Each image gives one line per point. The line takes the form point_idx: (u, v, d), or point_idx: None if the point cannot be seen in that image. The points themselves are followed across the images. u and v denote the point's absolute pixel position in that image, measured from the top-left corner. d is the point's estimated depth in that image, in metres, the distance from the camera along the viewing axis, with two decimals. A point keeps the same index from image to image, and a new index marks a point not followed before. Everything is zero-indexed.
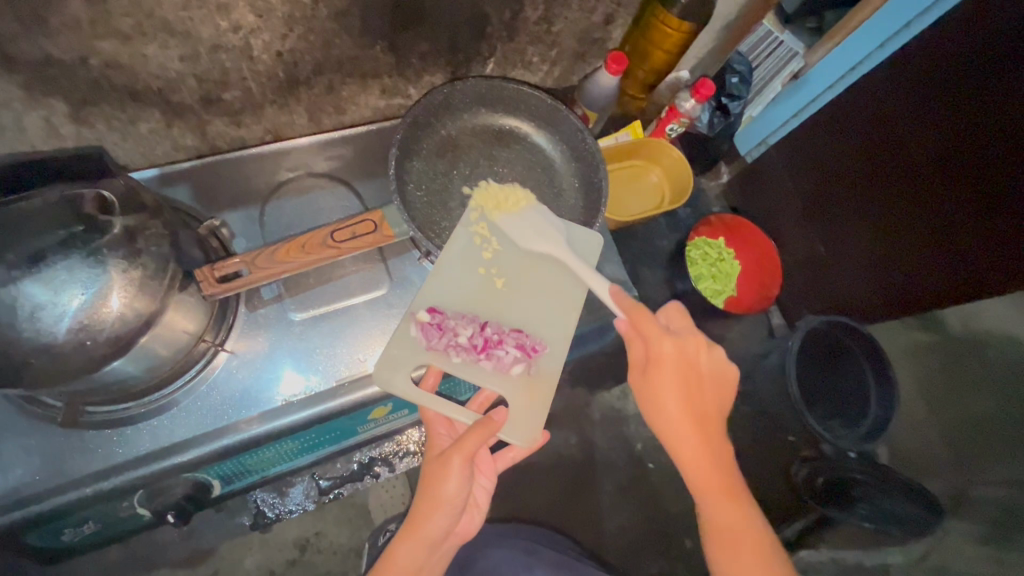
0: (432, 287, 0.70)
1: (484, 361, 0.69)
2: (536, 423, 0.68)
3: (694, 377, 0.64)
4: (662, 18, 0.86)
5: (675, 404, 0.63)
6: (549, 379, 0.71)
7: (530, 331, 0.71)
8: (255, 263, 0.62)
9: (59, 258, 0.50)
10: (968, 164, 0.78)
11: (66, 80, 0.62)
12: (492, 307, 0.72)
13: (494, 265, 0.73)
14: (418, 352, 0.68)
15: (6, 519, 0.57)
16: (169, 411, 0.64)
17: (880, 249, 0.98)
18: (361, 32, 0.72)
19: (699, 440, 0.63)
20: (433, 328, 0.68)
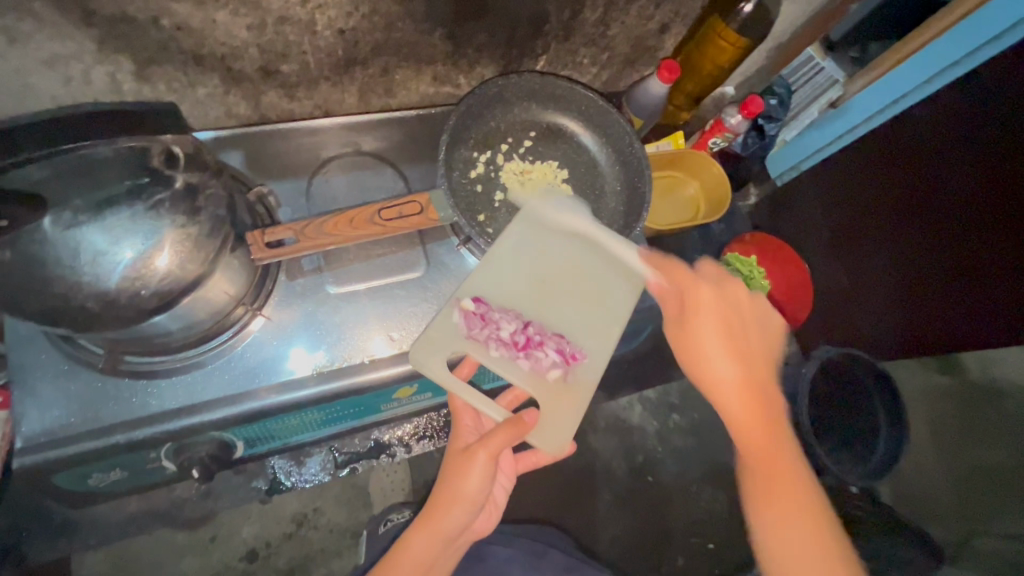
0: (478, 278, 0.71)
1: (521, 359, 0.70)
2: (567, 434, 0.67)
3: (729, 312, 0.66)
4: (718, 30, 0.87)
5: (722, 357, 0.62)
6: (586, 389, 0.70)
7: (571, 337, 0.71)
8: (303, 232, 0.63)
9: (122, 208, 0.51)
10: (986, 230, 0.80)
11: (137, 38, 0.64)
12: (533, 305, 0.72)
13: (535, 269, 0.73)
14: (457, 339, 0.68)
15: (40, 457, 0.59)
16: (203, 368, 0.65)
17: (897, 287, 1.00)
18: (423, 18, 0.73)
19: (753, 411, 0.60)
20: (477, 317, 0.69)
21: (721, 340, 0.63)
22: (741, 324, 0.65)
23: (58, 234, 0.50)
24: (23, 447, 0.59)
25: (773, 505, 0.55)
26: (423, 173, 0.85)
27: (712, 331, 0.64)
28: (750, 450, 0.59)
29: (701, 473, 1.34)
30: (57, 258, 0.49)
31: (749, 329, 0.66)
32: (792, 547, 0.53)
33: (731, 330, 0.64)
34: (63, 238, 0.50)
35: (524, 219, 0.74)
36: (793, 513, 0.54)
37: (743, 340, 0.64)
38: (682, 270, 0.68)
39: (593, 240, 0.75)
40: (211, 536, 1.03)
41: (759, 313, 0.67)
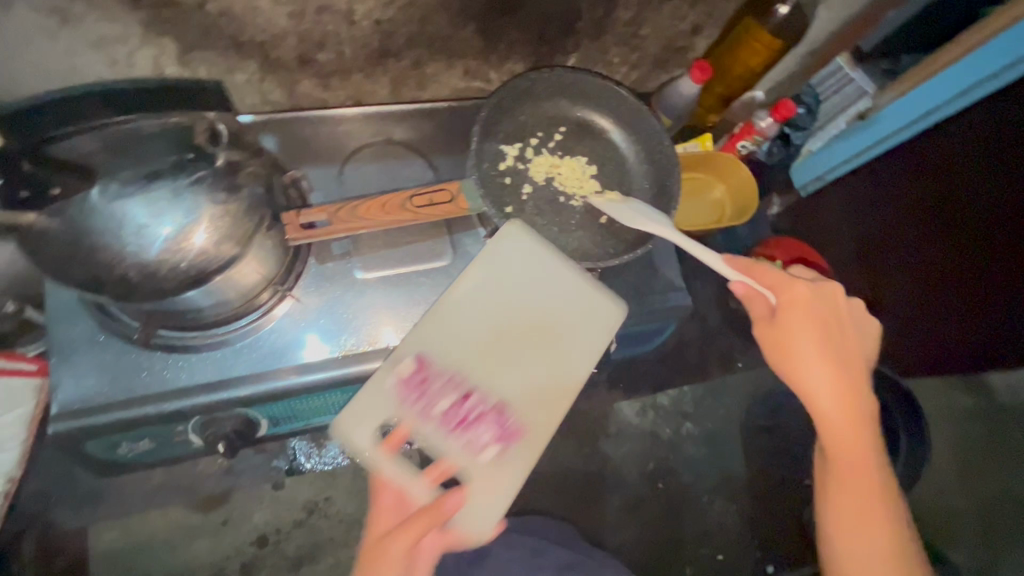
0: (423, 336, 0.68)
1: (455, 436, 0.67)
2: (490, 522, 0.65)
3: (827, 319, 0.64)
4: (751, 32, 0.86)
5: (825, 385, 0.63)
6: (519, 469, 0.67)
7: (514, 408, 0.69)
8: (337, 216, 0.64)
9: (165, 185, 0.53)
10: (991, 261, 0.87)
11: (182, 21, 0.66)
12: (476, 372, 0.69)
13: (489, 329, 0.70)
14: (391, 407, 0.66)
15: (74, 424, 0.61)
16: (232, 345, 0.66)
17: (926, 300, 1.01)
18: (458, 12, 0.74)
19: (848, 428, 0.63)
20: (415, 383, 0.67)
21: (821, 361, 0.63)
22: (842, 342, 0.64)
23: (104, 203, 0.52)
24: (57, 414, 0.61)
25: (841, 501, 0.63)
26: (449, 166, 0.86)
27: (812, 350, 0.63)
28: (838, 460, 0.64)
29: (713, 483, 1.32)
30: (100, 228, 0.51)
31: (850, 341, 0.65)
32: (854, 538, 0.63)
33: (833, 346, 0.63)
34: (108, 209, 0.52)
35: (486, 263, 0.71)
36: (861, 511, 0.63)
37: (843, 357, 0.64)
38: (772, 272, 0.65)
39: (563, 294, 0.72)
40: (224, 520, 1.05)
41: (857, 318, 0.67)
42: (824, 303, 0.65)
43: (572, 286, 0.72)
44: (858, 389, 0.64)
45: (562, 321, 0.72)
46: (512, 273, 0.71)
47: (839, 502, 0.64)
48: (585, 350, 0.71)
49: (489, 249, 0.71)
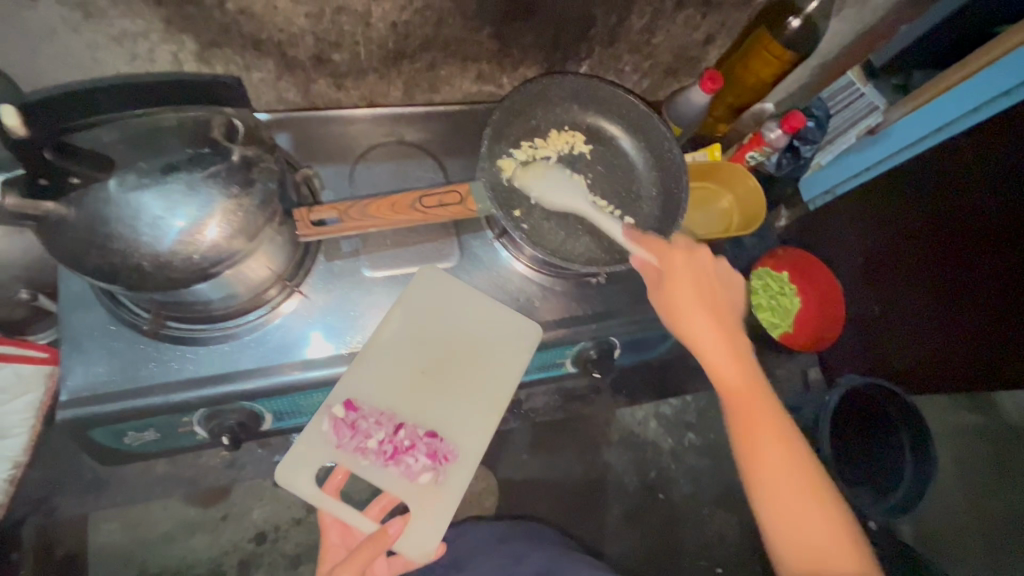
0: (354, 375, 0.69)
1: (392, 466, 0.69)
2: (433, 540, 0.68)
3: (711, 291, 0.65)
4: (764, 44, 0.87)
5: (712, 339, 0.63)
6: (455, 491, 0.70)
7: (445, 436, 0.70)
8: (348, 214, 0.65)
9: (180, 178, 0.53)
10: (980, 262, 0.89)
11: (202, 19, 0.67)
12: (407, 403, 0.70)
13: (416, 358, 0.72)
14: (327, 450, 0.69)
15: (82, 412, 0.62)
16: (239, 339, 0.67)
17: (931, 318, 1.01)
18: (474, 16, 0.75)
19: (745, 385, 0.62)
20: (346, 425, 0.69)
21: (704, 318, 0.63)
22: (716, 298, 0.65)
23: (119, 194, 0.52)
24: (66, 401, 0.62)
25: (762, 462, 0.59)
26: (459, 167, 0.86)
27: (699, 309, 0.64)
28: (737, 421, 0.61)
29: (714, 495, 1.31)
30: (118, 216, 0.52)
31: (726, 301, 0.66)
32: (784, 507, 0.57)
33: (710, 303, 0.64)
34: (124, 199, 0.52)
35: (408, 298, 0.72)
36: (783, 474, 0.58)
37: (720, 308, 0.65)
38: (664, 246, 0.66)
39: (486, 318, 0.74)
40: (223, 515, 1.06)
41: (727, 278, 0.67)
42: (699, 266, 0.66)
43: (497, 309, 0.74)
44: (733, 334, 0.64)
45: (485, 346, 0.73)
46: (437, 305, 0.73)
47: (764, 462, 0.59)
48: (508, 375, 0.72)
49: (411, 284, 0.73)
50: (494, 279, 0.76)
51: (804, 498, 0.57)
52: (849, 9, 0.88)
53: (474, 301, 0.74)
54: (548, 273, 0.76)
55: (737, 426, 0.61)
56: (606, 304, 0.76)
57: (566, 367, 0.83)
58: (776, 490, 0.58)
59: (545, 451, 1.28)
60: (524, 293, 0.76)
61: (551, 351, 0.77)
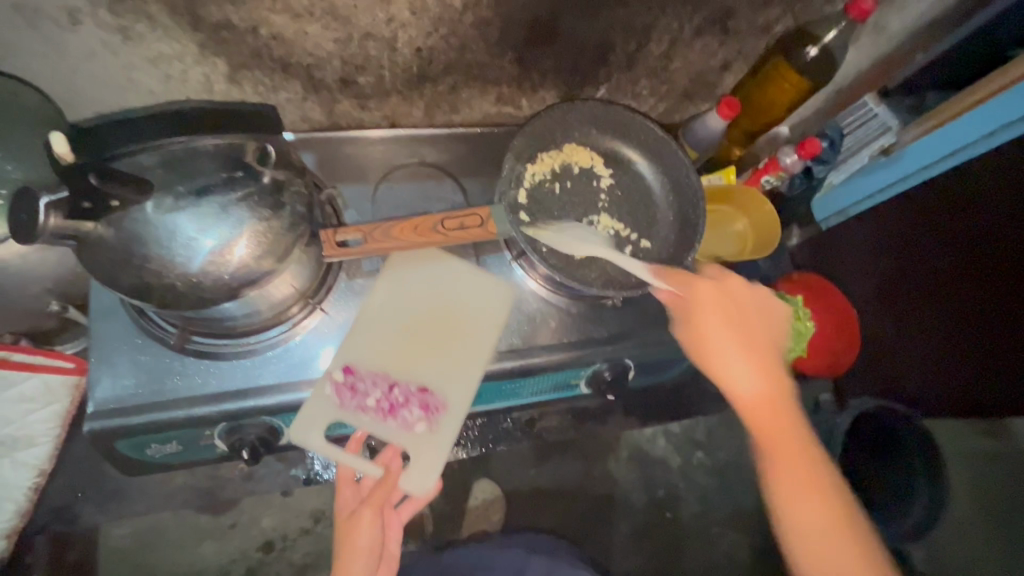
0: (351, 345, 0.70)
1: (390, 421, 0.70)
2: (433, 475, 0.69)
3: (732, 310, 0.65)
4: (781, 72, 0.88)
5: (743, 369, 0.64)
6: (449, 439, 0.70)
7: (437, 390, 0.70)
8: (372, 235, 0.67)
9: (214, 199, 0.55)
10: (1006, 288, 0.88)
11: (235, 44, 0.69)
12: (402, 365, 0.70)
13: (406, 322, 0.72)
14: (329, 412, 0.68)
15: (109, 423, 0.63)
16: (261, 355, 0.68)
17: (949, 340, 1.00)
18: (496, 42, 0.77)
19: (771, 414, 0.62)
20: (346, 388, 0.68)
21: (737, 348, 0.64)
22: (750, 326, 0.65)
23: (154, 215, 0.53)
24: (94, 412, 0.64)
25: (794, 493, 0.60)
26: (478, 187, 0.88)
27: (727, 339, 0.64)
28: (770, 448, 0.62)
29: (722, 516, 1.30)
30: (153, 238, 0.53)
31: (758, 327, 0.66)
32: (811, 530, 0.59)
33: (741, 327, 0.65)
34: (160, 220, 0.53)
35: (395, 270, 0.73)
36: (810, 498, 0.60)
37: (755, 338, 0.65)
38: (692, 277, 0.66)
39: (468, 283, 0.75)
40: (233, 522, 1.07)
41: (759, 304, 0.68)
42: (726, 290, 0.67)
43: (484, 275, 0.75)
44: (773, 367, 0.65)
45: (470, 306, 0.74)
46: (423, 276, 0.74)
47: (797, 496, 0.60)
48: (493, 326, 0.73)
49: (394, 261, 0.74)
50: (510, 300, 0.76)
51: (829, 525, 0.59)
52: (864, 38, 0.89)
53: (459, 274, 0.75)
54: (565, 294, 0.76)
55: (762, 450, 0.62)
56: (620, 326, 0.77)
57: (580, 388, 0.83)
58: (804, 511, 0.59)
59: (553, 467, 1.28)
60: (540, 315, 0.76)
61: (565, 372, 0.77)
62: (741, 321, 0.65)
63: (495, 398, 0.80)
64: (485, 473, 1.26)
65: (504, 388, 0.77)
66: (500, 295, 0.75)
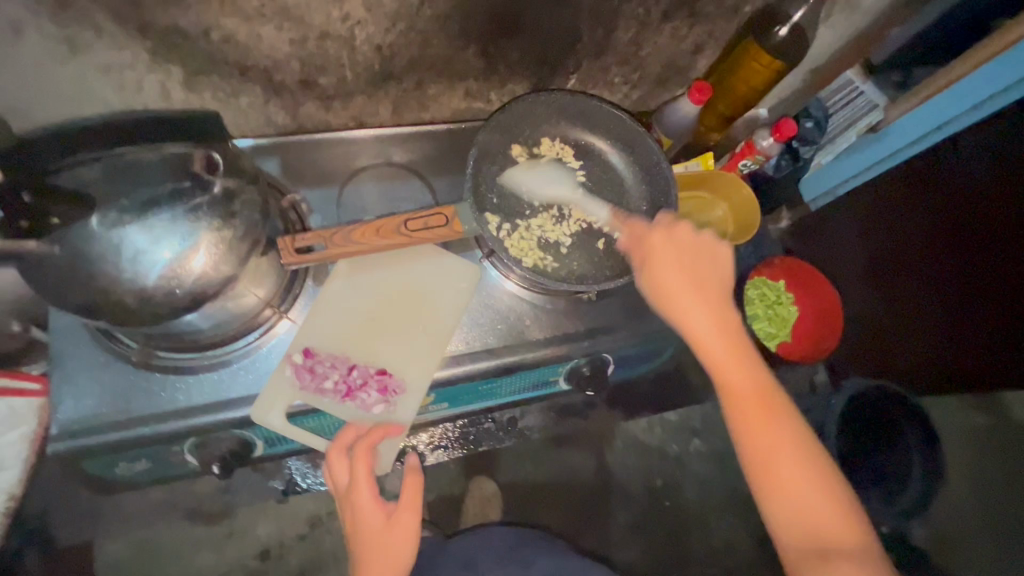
0: (312, 329, 0.69)
1: (348, 403, 0.68)
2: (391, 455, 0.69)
3: (695, 262, 0.63)
4: (754, 53, 0.86)
5: (704, 319, 0.61)
6: (408, 421, 0.69)
7: (396, 371, 0.69)
8: (331, 241, 0.65)
9: (163, 211, 0.53)
10: (971, 247, 0.89)
11: (188, 49, 0.68)
12: (363, 347, 0.69)
13: (366, 304, 0.70)
14: (290, 395, 0.67)
15: (73, 444, 0.62)
16: (228, 367, 0.67)
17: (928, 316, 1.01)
18: (458, 35, 0.75)
19: (730, 356, 0.60)
20: (307, 370, 0.67)
21: (694, 295, 0.61)
22: (704, 271, 0.63)
23: (103, 233, 0.52)
24: (58, 434, 0.62)
25: (762, 438, 0.58)
26: (449, 187, 0.86)
27: (685, 290, 0.61)
28: (739, 400, 0.59)
29: (720, 501, 1.30)
30: (101, 256, 0.52)
31: (715, 279, 0.63)
32: (790, 480, 0.57)
33: (697, 280, 0.62)
34: (107, 237, 0.52)
35: None
36: (785, 448, 0.58)
37: (710, 284, 0.63)
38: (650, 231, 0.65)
39: (433, 268, 0.73)
40: (227, 532, 1.06)
41: (719, 254, 0.64)
42: (679, 241, 0.64)
43: (450, 257, 0.73)
44: (727, 311, 0.62)
45: (434, 289, 0.72)
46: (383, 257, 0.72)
47: (771, 438, 0.58)
48: (458, 307, 0.72)
49: None
50: (483, 299, 0.74)
51: (794, 459, 0.57)
52: (837, 15, 0.87)
53: (421, 256, 0.73)
54: (538, 291, 0.75)
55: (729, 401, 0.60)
56: (598, 320, 0.76)
57: (560, 385, 0.83)
58: (776, 469, 0.57)
59: (549, 461, 1.27)
60: (514, 312, 0.75)
61: (544, 370, 0.77)
62: (700, 269, 0.62)
63: (473, 397, 0.78)
64: (480, 470, 1.24)
65: (479, 389, 0.76)
66: (463, 275, 0.73)
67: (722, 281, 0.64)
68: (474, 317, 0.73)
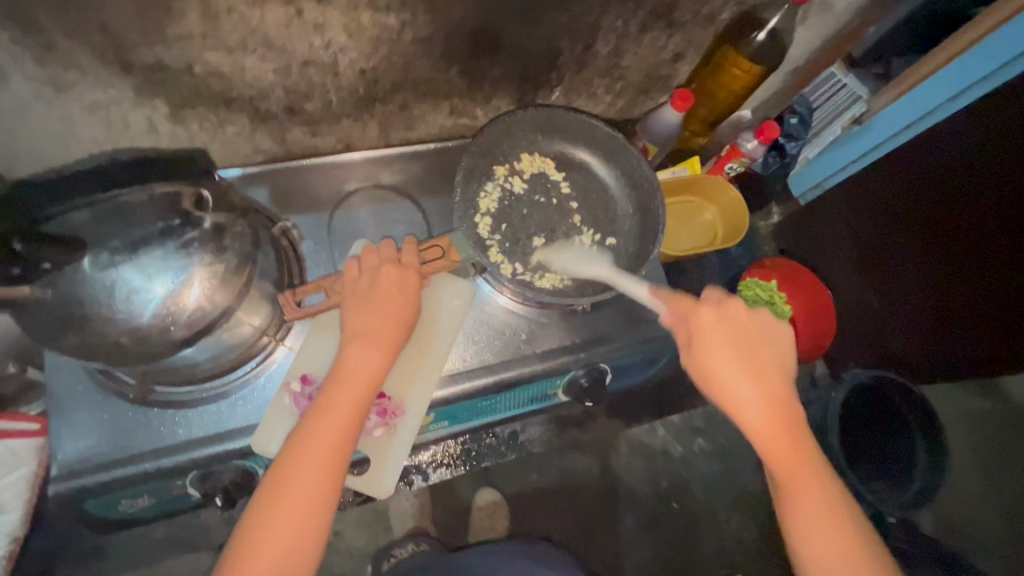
0: (308, 355, 0.69)
1: None
2: (391, 478, 0.68)
3: (744, 339, 0.60)
4: (732, 61, 0.88)
5: (756, 407, 0.58)
6: (408, 443, 0.69)
7: (393, 393, 0.69)
8: (331, 286, 0.67)
9: (152, 249, 0.54)
10: (959, 249, 0.91)
11: (173, 84, 0.68)
12: None
13: None
14: (290, 420, 0.66)
15: (72, 484, 0.62)
16: (227, 398, 0.67)
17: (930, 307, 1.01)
18: (440, 56, 0.76)
19: (787, 445, 0.58)
20: (305, 398, 0.67)
21: (748, 381, 0.58)
22: (758, 355, 0.60)
23: (95, 274, 0.52)
24: (57, 475, 0.62)
25: (817, 537, 0.57)
26: (439, 207, 0.85)
27: (740, 377, 0.58)
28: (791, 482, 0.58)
29: (727, 500, 1.30)
30: (93, 298, 0.52)
31: (767, 355, 0.60)
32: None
33: (751, 359, 0.59)
34: (99, 278, 0.52)
35: None
36: (834, 539, 0.57)
37: (765, 366, 0.60)
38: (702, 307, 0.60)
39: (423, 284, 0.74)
40: None
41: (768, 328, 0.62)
42: (732, 321, 0.60)
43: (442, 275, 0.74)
44: (779, 391, 0.59)
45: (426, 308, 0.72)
46: None
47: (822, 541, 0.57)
48: (454, 326, 0.72)
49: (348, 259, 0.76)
50: (478, 316, 0.75)
51: (854, 559, 0.56)
52: (813, 17, 0.88)
53: None
54: (532, 306, 0.75)
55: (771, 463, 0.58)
56: (594, 331, 0.77)
57: (559, 397, 0.83)
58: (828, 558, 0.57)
59: (554, 468, 1.27)
60: (509, 327, 0.75)
61: (541, 383, 0.77)
62: (749, 345, 0.59)
63: (473, 414, 0.78)
64: (484, 481, 1.24)
65: (478, 406, 0.76)
66: (458, 291, 0.74)
67: (775, 362, 0.60)
68: (470, 335, 0.74)
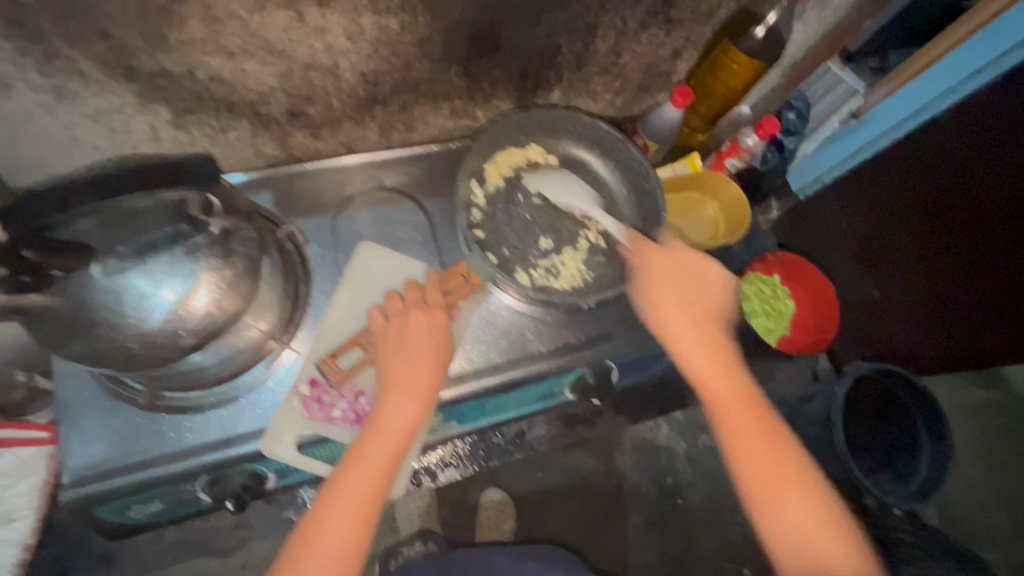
0: (316, 358, 0.70)
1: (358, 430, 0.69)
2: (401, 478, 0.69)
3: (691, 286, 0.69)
4: (731, 56, 0.89)
5: (694, 342, 0.67)
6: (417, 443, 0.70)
7: None
8: (367, 343, 0.69)
9: (161, 253, 0.54)
10: (956, 243, 0.93)
11: (175, 90, 0.68)
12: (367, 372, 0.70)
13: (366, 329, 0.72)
14: (299, 423, 0.67)
15: (83, 491, 0.62)
16: (235, 402, 0.67)
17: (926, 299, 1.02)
18: (440, 57, 0.76)
19: (724, 380, 0.66)
20: (313, 399, 0.68)
21: (695, 333, 0.67)
22: (698, 299, 0.69)
23: (101, 279, 0.52)
24: (68, 482, 0.62)
25: (763, 474, 0.62)
26: (441, 207, 0.85)
27: (681, 317, 0.67)
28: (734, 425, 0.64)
29: (732, 495, 1.30)
30: (101, 304, 0.52)
31: (707, 299, 0.69)
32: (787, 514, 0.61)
33: (692, 299, 0.68)
34: (107, 284, 0.53)
35: (356, 271, 0.76)
36: (775, 468, 0.62)
37: (705, 310, 0.69)
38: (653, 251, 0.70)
39: None
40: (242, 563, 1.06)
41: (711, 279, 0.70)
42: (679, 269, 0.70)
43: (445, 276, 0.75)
44: (714, 332, 0.68)
45: None
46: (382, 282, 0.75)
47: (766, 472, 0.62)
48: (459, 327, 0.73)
49: (353, 261, 0.76)
50: (483, 317, 0.75)
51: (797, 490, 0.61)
52: (811, 11, 0.88)
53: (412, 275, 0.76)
54: (537, 305, 0.75)
55: (748, 469, 0.63)
56: (598, 328, 0.77)
57: (565, 395, 0.83)
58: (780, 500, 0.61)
59: (559, 467, 1.27)
60: (515, 327, 0.75)
61: (547, 381, 0.77)
62: (691, 289, 0.69)
63: (480, 414, 0.78)
64: (490, 481, 1.25)
65: (484, 406, 0.77)
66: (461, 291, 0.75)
67: (714, 304, 0.69)
68: (476, 336, 0.74)
